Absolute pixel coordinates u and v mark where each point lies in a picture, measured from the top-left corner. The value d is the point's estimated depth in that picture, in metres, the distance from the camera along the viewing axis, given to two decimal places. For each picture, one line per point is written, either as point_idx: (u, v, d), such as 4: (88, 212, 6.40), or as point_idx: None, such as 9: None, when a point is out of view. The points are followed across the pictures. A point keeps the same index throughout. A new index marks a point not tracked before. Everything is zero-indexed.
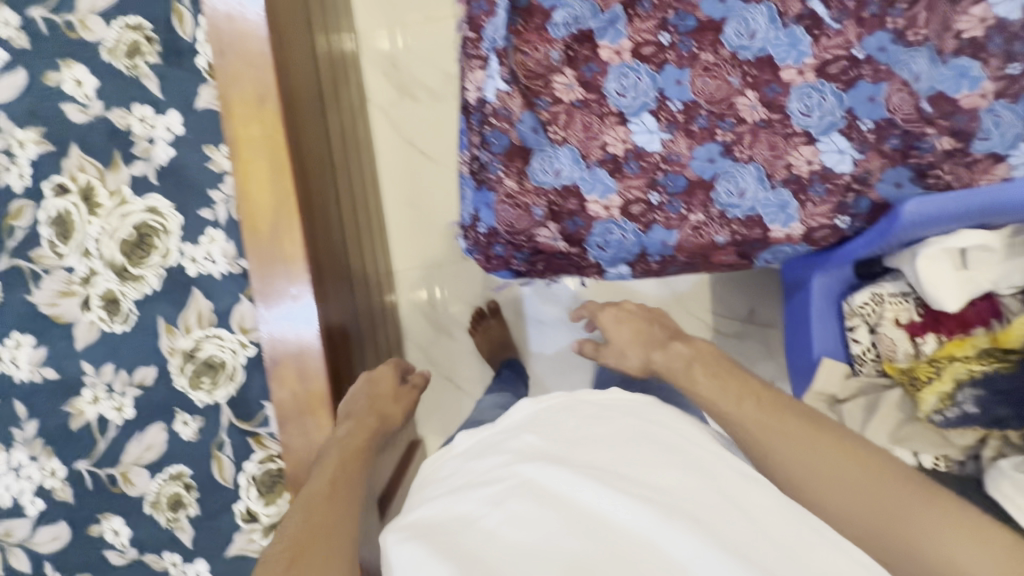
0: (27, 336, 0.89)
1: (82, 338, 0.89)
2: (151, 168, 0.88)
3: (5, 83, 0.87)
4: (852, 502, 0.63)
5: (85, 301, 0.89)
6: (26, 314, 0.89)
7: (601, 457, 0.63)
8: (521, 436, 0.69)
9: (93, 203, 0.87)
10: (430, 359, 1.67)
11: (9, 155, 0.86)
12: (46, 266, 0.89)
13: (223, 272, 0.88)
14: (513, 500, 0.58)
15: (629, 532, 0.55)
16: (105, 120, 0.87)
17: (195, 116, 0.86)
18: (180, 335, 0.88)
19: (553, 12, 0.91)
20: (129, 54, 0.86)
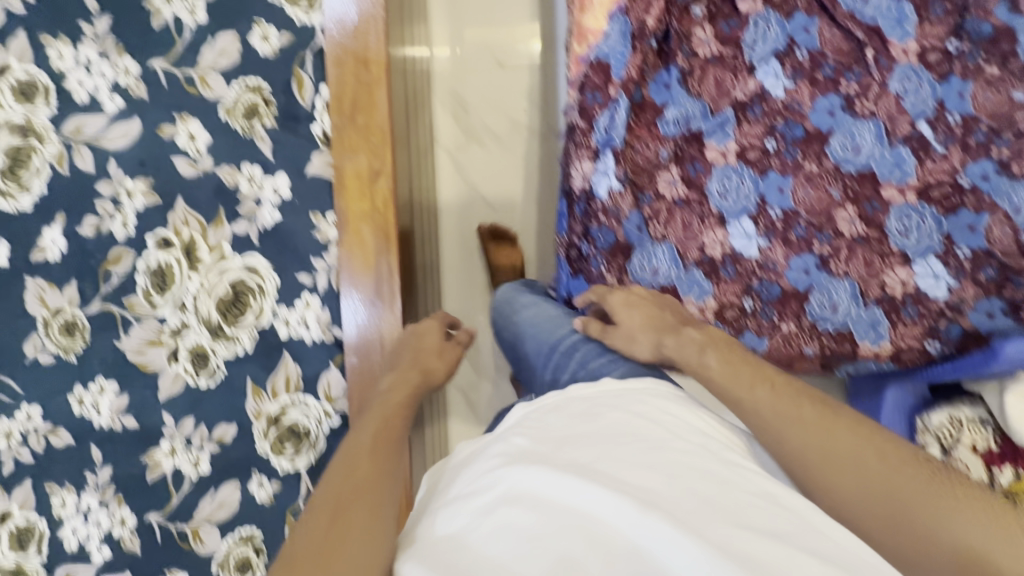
0: (111, 383, 0.89)
1: (166, 389, 0.89)
2: (254, 228, 0.88)
3: (120, 131, 0.87)
4: (864, 490, 0.56)
5: (173, 353, 0.89)
6: (112, 360, 0.89)
7: (587, 454, 0.54)
8: (511, 438, 0.59)
9: (194, 257, 0.87)
10: (470, 405, 1.67)
11: (116, 203, 0.87)
12: (138, 314, 0.89)
13: (315, 339, 0.88)
14: (498, 508, 0.49)
15: (622, 537, 0.46)
16: (213, 176, 0.87)
17: (305, 183, 0.87)
18: (267, 398, 0.88)
19: (665, 109, 0.93)
20: (246, 115, 0.86)
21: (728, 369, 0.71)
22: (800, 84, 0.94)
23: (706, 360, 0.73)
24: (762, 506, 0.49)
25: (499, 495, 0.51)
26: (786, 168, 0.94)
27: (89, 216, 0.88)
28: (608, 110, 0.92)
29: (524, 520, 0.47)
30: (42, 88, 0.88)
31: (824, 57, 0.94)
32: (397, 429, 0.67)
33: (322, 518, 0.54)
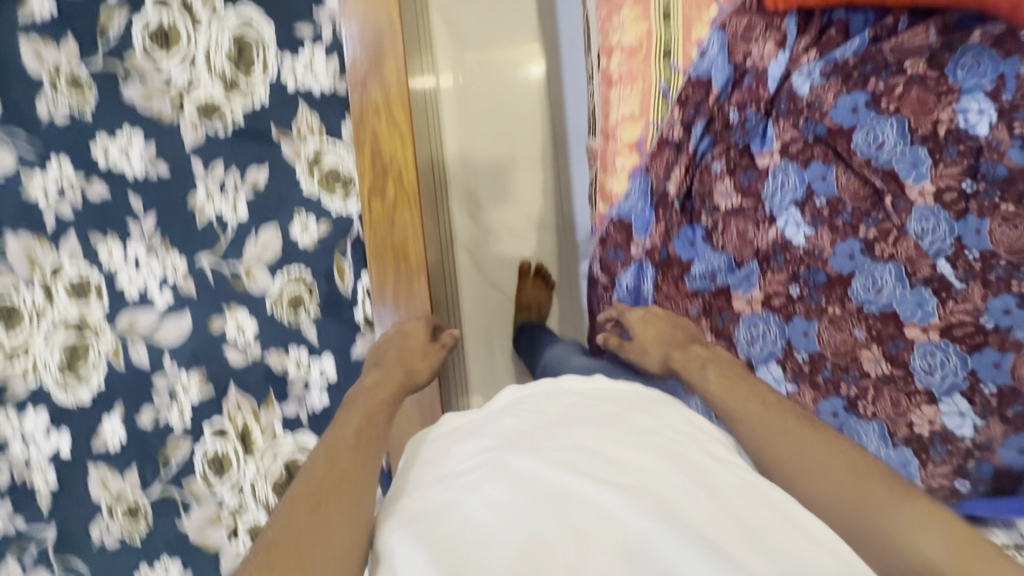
0: (175, 561, 0.94)
1: (229, 564, 0.95)
2: (303, 410, 0.92)
3: (172, 327, 0.92)
4: (836, 487, 0.55)
5: (232, 530, 0.94)
6: (175, 539, 0.94)
7: (583, 436, 0.51)
8: (487, 423, 0.56)
9: (249, 442, 0.92)
10: None
11: (173, 396, 0.92)
12: (197, 496, 0.93)
13: None
14: (489, 483, 0.46)
15: (600, 512, 0.43)
16: (262, 363, 0.91)
17: (350, 366, 0.91)
18: None
19: (691, 264, 0.97)
20: (291, 306, 0.91)
21: (719, 378, 0.72)
22: (820, 230, 0.97)
23: (703, 372, 0.74)
24: (730, 508, 0.44)
25: (470, 481, 0.48)
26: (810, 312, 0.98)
27: (148, 408, 0.93)
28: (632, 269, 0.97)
29: (497, 504, 0.45)
30: (95, 286, 0.93)
31: (842, 204, 0.97)
32: (381, 419, 0.65)
33: (305, 504, 0.52)
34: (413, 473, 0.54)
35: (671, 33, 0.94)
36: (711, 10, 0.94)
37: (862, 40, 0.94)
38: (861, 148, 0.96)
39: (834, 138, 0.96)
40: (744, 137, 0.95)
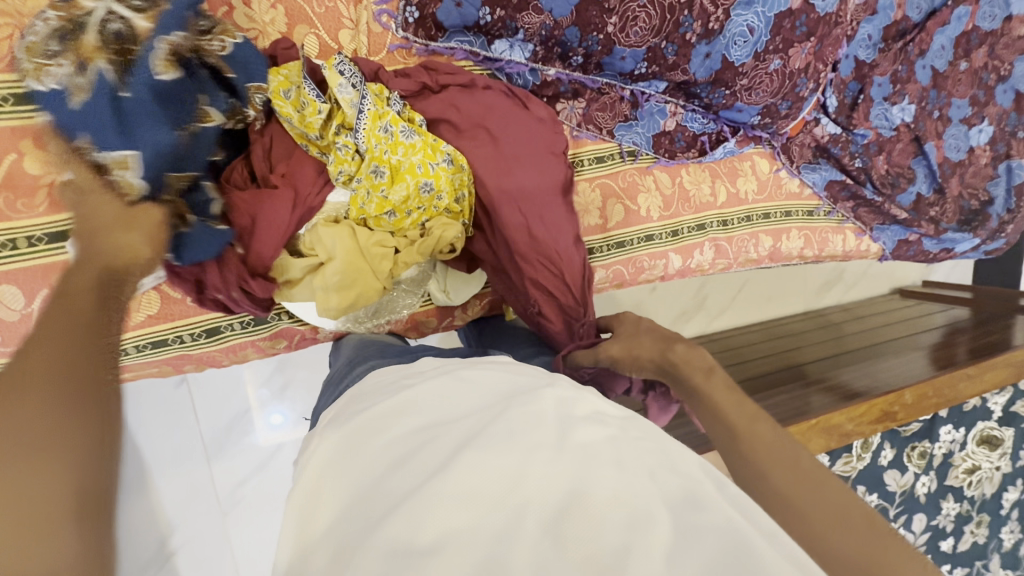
0: (1007, 490, 1.60)
1: (998, 479, 1.59)
2: (951, 442, 1.48)
3: (919, 521, 1.47)
4: (812, 506, 0.45)
5: (991, 471, 1.57)
6: (992, 499, 1.59)
7: (612, 413, 0.51)
8: (500, 376, 0.57)
9: (960, 468, 1.51)
10: (843, 283, 2.18)
11: (948, 521, 1.52)
12: (976, 486, 1.55)
13: (977, 399, 1.49)
14: (521, 404, 0.50)
15: (656, 490, 0.42)
16: (936, 474, 1.47)
17: (943, 416, 1.44)
18: (999, 428, 1.55)
19: (950, 154, 1.26)
20: (916, 455, 1.42)
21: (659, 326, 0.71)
22: (941, 74, 1.22)
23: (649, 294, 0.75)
24: (752, 515, 0.42)
25: (521, 409, 0.49)
26: (979, 117, 1.27)
27: (947, 531, 1.52)
28: (919, 239, 1.32)
29: (527, 434, 0.46)
30: None
31: (915, 45, 1.18)
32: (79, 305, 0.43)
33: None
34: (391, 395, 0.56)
35: (794, 210, 1.18)
36: (785, 178, 1.16)
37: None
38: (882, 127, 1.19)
39: (865, 76, 1.17)
40: (855, 153, 1.20)
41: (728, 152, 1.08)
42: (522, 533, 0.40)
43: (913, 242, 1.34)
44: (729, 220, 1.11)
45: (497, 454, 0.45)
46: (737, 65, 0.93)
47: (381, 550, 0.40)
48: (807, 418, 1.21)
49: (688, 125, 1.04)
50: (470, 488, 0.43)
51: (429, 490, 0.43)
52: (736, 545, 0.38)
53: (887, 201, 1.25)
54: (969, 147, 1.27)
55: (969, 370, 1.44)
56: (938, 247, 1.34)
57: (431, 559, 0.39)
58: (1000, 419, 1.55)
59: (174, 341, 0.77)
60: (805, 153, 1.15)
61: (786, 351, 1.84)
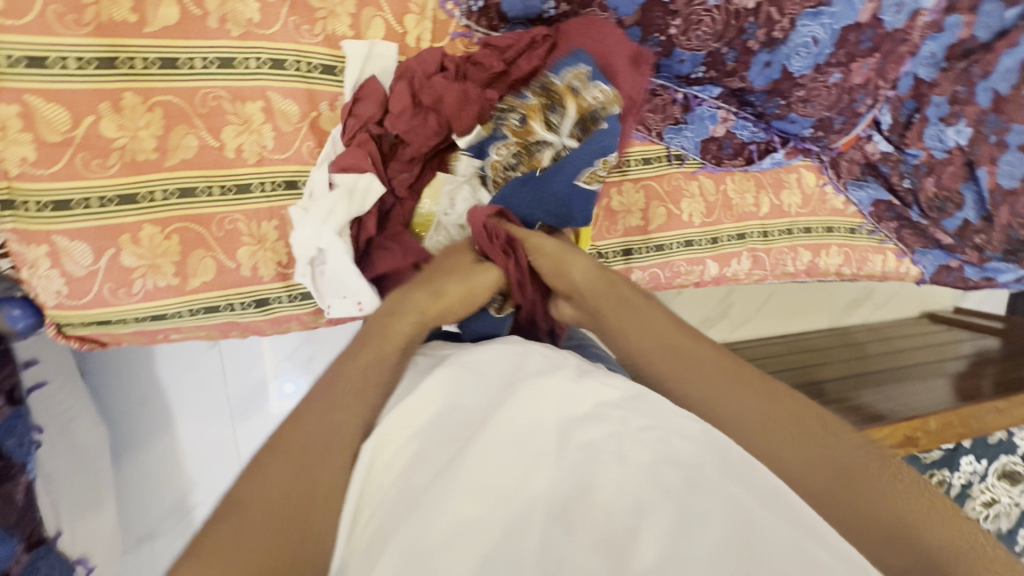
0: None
1: (1016, 515, 1.56)
2: (972, 473, 1.46)
3: None
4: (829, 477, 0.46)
5: (1009, 505, 1.54)
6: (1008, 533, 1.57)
7: (613, 399, 0.51)
8: (502, 361, 0.57)
9: (978, 499, 1.49)
10: (871, 303, 2.15)
11: None
12: (993, 519, 1.53)
13: (1003, 432, 1.47)
14: (516, 396, 0.50)
15: (659, 483, 0.44)
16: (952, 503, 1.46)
17: (967, 446, 1.42)
18: (1022, 464, 1.53)
19: None
20: (935, 482, 1.41)
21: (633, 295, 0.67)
22: None
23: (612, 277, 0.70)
24: (765, 497, 0.42)
25: (527, 401, 0.50)
26: None
27: None
28: (960, 265, 1.30)
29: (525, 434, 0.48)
30: None
31: None
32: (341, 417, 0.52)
33: (237, 511, 0.44)
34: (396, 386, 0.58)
35: (836, 226, 1.17)
36: (830, 193, 1.15)
37: (905, 13, 0.92)
38: (940, 147, 1.17)
39: (923, 95, 1.16)
40: (905, 172, 1.22)
41: (776, 163, 1.07)
42: (531, 534, 0.42)
43: (954, 267, 1.32)
44: (770, 231, 1.10)
45: (506, 454, 0.47)
46: (796, 76, 0.92)
47: (400, 540, 0.42)
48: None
49: (738, 133, 1.03)
50: (480, 483, 0.45)
51: (440, 484, 0.45)
52: (739, 537, 0.40)
53: (932, 225, 1.26)
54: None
55: (1000, 403, 1.41)
56: (979, 276, 1.31)
57: (447, 554, 0.41)
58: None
59: (227, 308, 0.77)
60: (852, 169, 1.13)
61: (807, 367, 1.82)
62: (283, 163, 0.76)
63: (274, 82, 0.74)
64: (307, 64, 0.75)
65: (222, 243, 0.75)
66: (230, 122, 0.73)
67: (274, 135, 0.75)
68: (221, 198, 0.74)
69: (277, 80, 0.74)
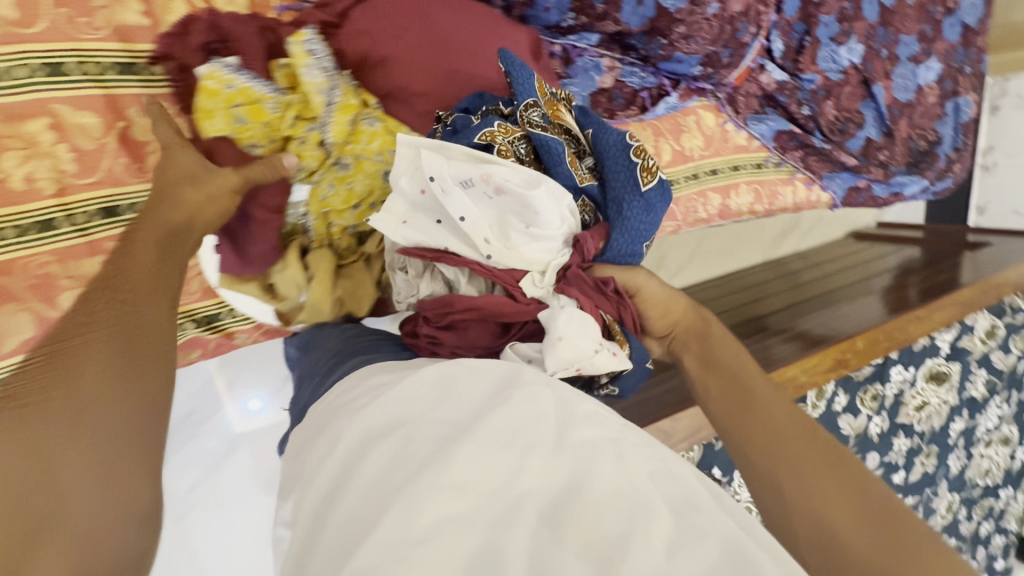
0: (951, 420, 1.68)
1: (946, 411, 1.66)
2: (903, 381, 1.52)
3: (874, 459, 1.52)
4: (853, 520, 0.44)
5: (939, 404, 1.63)
6: (940, 430, 1.67)
7: (611, 418, 0.48)
8: (487, 370, 0.53)
9: (911, 405, 1.56)
10: (801, 231, 2.18)
11: (900, 454, 1.58)
12: (926, 420, 1.61)
13: (925, 338, 1.53)
14: (518, 398, 0.46)
15: (657, 495, 0.40)
16: (889, 413, 1.52)
17: (896, 358, 1.47)
18: (947, 364, 1.60)
19: (899, 94, 1.23)
20: (869, 397, 1.45)
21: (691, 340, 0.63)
22: (886, 11, 1.17)
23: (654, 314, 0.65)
24: (755, 535, 0.40)
25: (522, 402, 0.46)
26: (927, 53, 1.24)
27: (899, 464, 1.59)
28: (868, 185, 1.29)
29: (525, 430, 0.44)
30: None
31: None
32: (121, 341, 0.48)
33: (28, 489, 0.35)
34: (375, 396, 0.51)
35: (742, 163, 1.14)
36: (732, 131, 1.11)
37: None
38: (835, 66, 1.15)
39: (811, 16, 1.11)
40: (803, 99, 1.16)
41: (671, 108, 1.02)
42: (514, 536, 0.37)
43: (862, 188, 1.30)
44: (678, 180, 1.06)
45: (494, 455, 0.42)
46: (672, 12, 0.88)
47: (379, 538, 0.37)
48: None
49: (627, 81, 0.98)
50: (465, 482, 0.40)
51: (423, 485, 0.39)
52: (734, 554, 0.36)
53: (836, 148, 1.21)
54: (917, 85, 1.24)
55: (918, 312, 1.46)
56: (888, 192, 1.30)
57: (428, 550, 0.36)
58: (948, 354, 1.60)
59: None
60: (748, 103, 1.11)
61: (745, 304, 1.84)
62: (93, 188, 0.65)
63: (56, 93, 0.61)
64: (95, 64, 0.63)
65: (35, 291, 0.62)
66: (10, 146, 0.60)
67: (74, 156, 0.63)
68: (18, 241, 0.61)
69: (61, 90, 0.62)
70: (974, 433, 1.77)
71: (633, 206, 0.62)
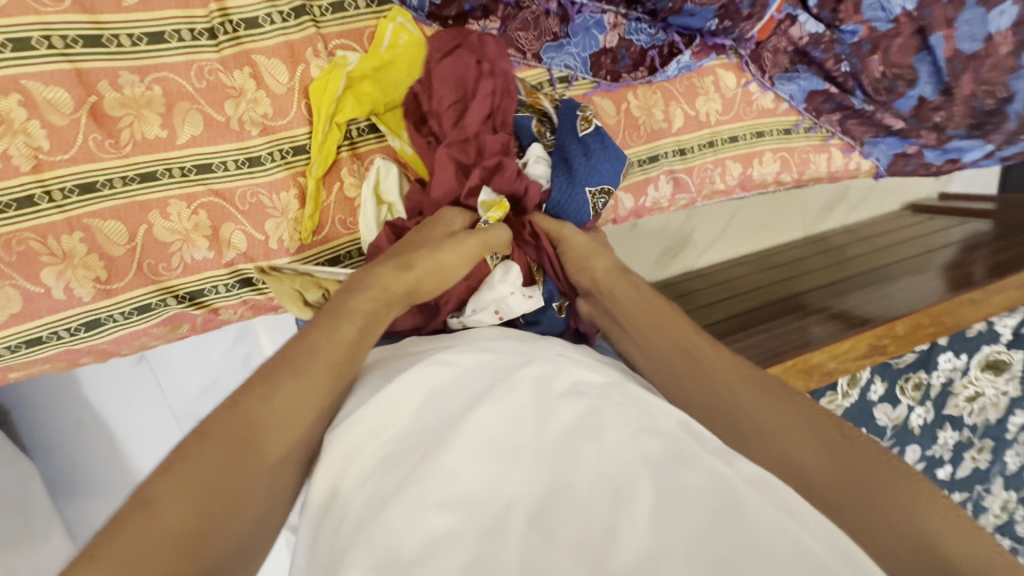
0: (1009, 414, 1.52)
1: (1005, 403, 1.50)
2: (953, 371, 1.38)
3: (914, 452, 1.41)
4: (816, 459, 0.48)
5: (996, 396, 1.48)
6: (996, 425, 1.52)
7: (584, 393, 0.51)
8: (459, 357, 0.55)
9: (961, 396, 1.42)
10: (851, 203, 1.99)
11: (946, 448, 1.45)
12: (978, 412, 1.47)
13: (981, 324, 1.37)
14: (491, 393, 0.49)
15: (635, 463, 0.44)
16: (934, 405, 1.39)
17: (945, 345, 1.33)
18: (1008, 352, 1.44)
19: (969, 44, 1.04)
20: (911, 386, 1.33)
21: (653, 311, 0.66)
22: None
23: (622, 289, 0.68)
24: (737, 491, 0.41)
25: (498, 397, 0.49)
26: None
27: (944, 458, 1.46)
28: (919, 150, 1.14)
29: (505, 425, 0.47)
30: None
31: None
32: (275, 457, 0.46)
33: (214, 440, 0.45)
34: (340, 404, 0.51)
35: (767, 129, 1.03)
36: (755, 92, 1.01)
37: None
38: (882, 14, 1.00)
39: None
40: (843, 54, 1.03)
41: (683, 66, 0.93)
42: (508, 539, 0.39)
43: (912, 154, 1.15)
44: (691, 148, 0.97)
45: (479, 460, 0.44)
46: None
47: (368, 554, 0.39)
48: (782, 359, 1.12)
49: (633, 39, 0.91)
50: (452, 494, 0.42)
51: (403, 498, 0.41)
52: (724, 505, 0.40)
53: (880, 109, 1.08)
54: (987, 34, 1.04)
55: (974, 295, 1.31)
56: (942, 158, 1.15)
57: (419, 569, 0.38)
58: (1009, 342, 1.43)
59: (51, 338, 0.68)
60: (773, 61, 1.00)
61: (779, 283, 1.71)
62: (68, 166, 0.65)
63: (25, 69, 0.62)
64: (60, 38, 0.63)
65: (19, 267, 0.65)
66: None
67: (47, 134, 0.64)
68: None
69: (29, 66, 0.62)
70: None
71: (565, 149, 0.76)
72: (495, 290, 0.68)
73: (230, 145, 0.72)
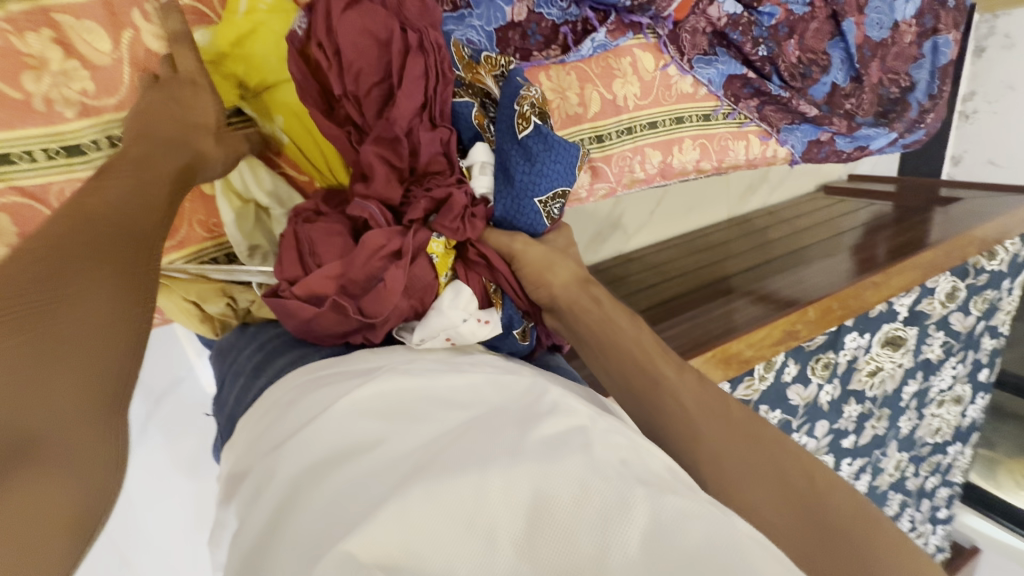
0: (905, 384, 1.64)
1: (901, 375, 1.61)
2: (858, 349, 1.45)
3: (823, 426, 1.48)
4: (784, 501, 0.45)
5: (894, 370, 1.58)
6: (893, 395, 1.63)
7: (563, 407, 0.45)
8: (416, 378, 0.48)
9: (865, 372, 1.51)
10: (771, 185, 2.03)
11: (851, 421, 1.54)
12: (879, 385, 1.57)
13: (883, 304, 1.45)
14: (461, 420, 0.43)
15: (627, 481, 0.37)
16: (841, 382, 1.46)
17: (851, 325, 1.40)
18: (905, 329, 1.54)
19: (872, 32, 1.07)
20: (821, 366, 1.39)
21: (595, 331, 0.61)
22: None
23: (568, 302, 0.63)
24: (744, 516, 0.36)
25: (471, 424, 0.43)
26: None
27: (849, 429, 1.56)
28: (831, 138, 1.12)
29: (478, 444, 0.40)
30: None
31: None
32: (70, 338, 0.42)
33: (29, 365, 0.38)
34: (308, 420, 0.46)
35: (687, 115, 0.99)
36: (673, 75, 0.96)
37: None
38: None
39: None
40: (760, 37, 1.00)
41: (600, 46, 0.87)
42: (491, 561, 0.34)
43: (825, 142, 1.13)
44: (610, 135, 0.91)
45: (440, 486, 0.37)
46: None
47: None
48: (703, 350, 1.10)
49: (544, 13, 0.85)
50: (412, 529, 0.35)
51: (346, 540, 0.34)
52: (726, 531, 0.34)
53: (797, 96, 1.05)
54: (894, 22, 1.08)
55: (876, 277, 1.37)
56: (852, 147, 1.14)
57: None
58: (906, 319, 1.53)
59: None
60: (691, 42, 0.95)
61: (704, 267, 1.72)
62: None
63: None
64: None
65: None
66: None
67: None
68: None
69: None
70: (927, 394, 1.74)
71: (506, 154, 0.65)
72: (445, 316, 0.60)
73: (36, 131, 0.60)
